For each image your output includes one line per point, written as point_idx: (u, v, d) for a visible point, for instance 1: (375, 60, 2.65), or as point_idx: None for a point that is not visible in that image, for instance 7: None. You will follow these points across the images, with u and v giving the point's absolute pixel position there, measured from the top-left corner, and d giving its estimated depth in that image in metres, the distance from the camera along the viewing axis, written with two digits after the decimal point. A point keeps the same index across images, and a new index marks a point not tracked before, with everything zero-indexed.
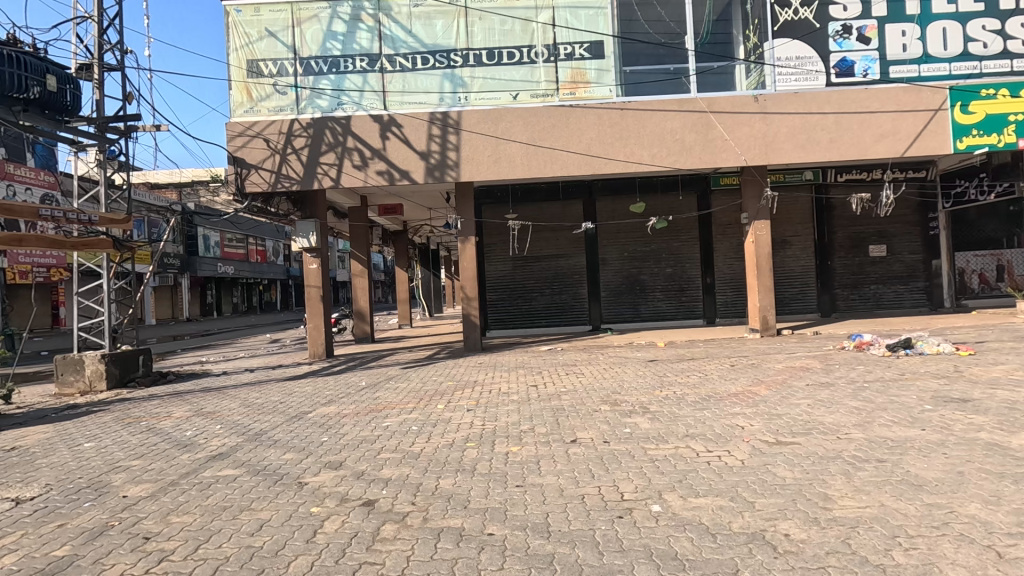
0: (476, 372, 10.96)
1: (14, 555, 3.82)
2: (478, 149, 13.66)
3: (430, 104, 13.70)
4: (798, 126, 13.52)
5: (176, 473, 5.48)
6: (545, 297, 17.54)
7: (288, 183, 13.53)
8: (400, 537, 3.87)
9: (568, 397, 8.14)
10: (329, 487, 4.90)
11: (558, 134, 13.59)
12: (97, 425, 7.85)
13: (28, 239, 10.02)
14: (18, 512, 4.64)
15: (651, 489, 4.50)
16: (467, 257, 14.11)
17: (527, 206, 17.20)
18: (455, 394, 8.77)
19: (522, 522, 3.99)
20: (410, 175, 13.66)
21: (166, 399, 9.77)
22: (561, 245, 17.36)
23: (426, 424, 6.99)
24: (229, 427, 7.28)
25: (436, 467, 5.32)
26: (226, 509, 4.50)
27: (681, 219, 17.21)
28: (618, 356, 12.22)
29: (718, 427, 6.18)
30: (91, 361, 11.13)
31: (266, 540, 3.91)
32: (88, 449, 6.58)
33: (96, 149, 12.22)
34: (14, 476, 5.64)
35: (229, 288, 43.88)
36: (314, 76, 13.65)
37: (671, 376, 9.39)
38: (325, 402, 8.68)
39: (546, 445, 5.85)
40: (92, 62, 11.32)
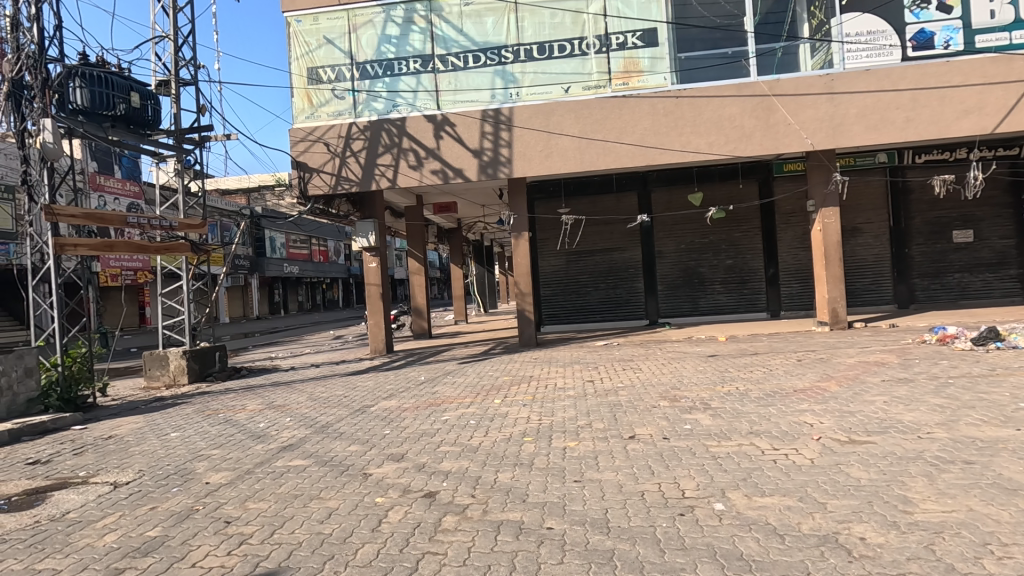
0: (532, 367, 10.99)
1: (114, 534, 4.18)
2: (530, 144, 13.66)
3: (481, 102, 13.81)
4: (869, 106, 12.72)
5: (251, 462, 5.82)
6: (600, 291, 17.37)
7: (348, 185, 14.00)
8: (461, 529, 3.95)
9: (625, 392, 8.03)
10: (392, 479, 5.06)
11: (612, 126, 13.39)
12: (181, 417, 8.44)
13: (118, 245, 10.82)
14: (114, 495, 5.07)
15: (714, 487, 4.38)
16: (520, 252, 14.17)
17: (580, 199, 17.07)
18: (511, 389, 8.84)
19: (581, 517, 3.99)
20: (464, 173, 13.84)
21: (241, 393, 10.38)
22: (616, 238, 17.11)
23: (484, 418, 7.09)
24: (298, 420, 7.66)
25: (495, 460, 5.40)
26: (297, 497, 4.75)
27: (742, 209, 16.55)
28: (677, 351, 11.94)
29: (785, 424, 5.93)
30: (174, 357, 11.96)
31: (335, 528, 4.09)
32: (174, 438, 7.10)
33: (175, 159, 13.07)
34: (111, 462, 6.17)
35: (294, 287, 46.07)
36: (370, 80, 14.05)
37: (733, 372, 9.06)
38: (386, 396, 8.98)
39: (603, 440, 5.81)
40: (170, 79, 12.11)
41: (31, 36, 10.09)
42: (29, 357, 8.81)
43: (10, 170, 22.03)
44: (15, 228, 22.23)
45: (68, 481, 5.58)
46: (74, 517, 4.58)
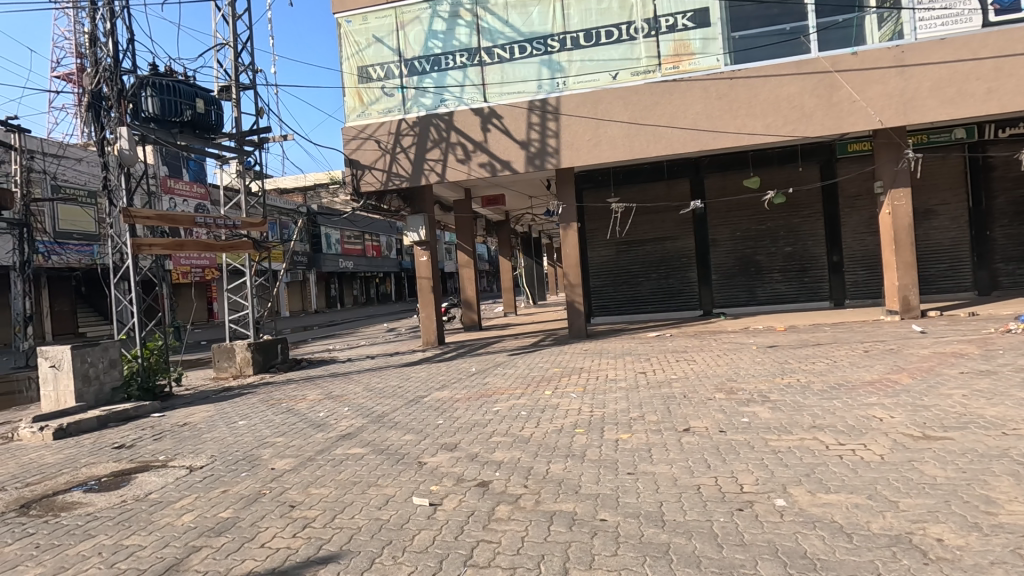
0: (583, 358, 10.92)
1: (190, 515, 4.47)
2: (578, 134, 13.50)
3: (528, 93, 13.75)
4: (944, 78, 11.84)
5: (313, 450, 6.08)
6: (651, 282, 17.05)
7: (398, 181, 14.33)
8: (514, 518, 3.99)
9: (679, 384, 7.86)
10: (446, 468, 5.16)
11: (662, 111, 13.04)
12: (247, 406, 8.93)
13: (187, 243, 11.46)
14: (190, 478, 5.42)
15: (774, 482, 4.23)
16: (569, 243, 14.06)
17: (629, 188, 16.74)
18: (562, 381, 8.80)
19: (635, 510, 3.95)
20: (511, 165, 13.84)
21: (302, 383, 10.86)
22: (667, 227, 16.72)
23: (535, 410, 7.11)
24: (355, 410, 7.93)
25: (546, 451, 5.41)
26: (356, 484, 4.92)
27: (802, 192, 15.79)
28: (733, 341, 11.56)
29: (851, 418, 5.64)
30: (241, 349, 12.62)
31: (392, 514, 4.21)
32: (242, 426, 7.51)
33: (237, 161, 13.70)
34: (186, 447, 6.60)
35: (349, 281, 47.59)
36: (418, 76, 14.24)
37: (794, 363, 8.71)
38: (439, 387, 9.17)
39: (657, 433, 5.70)
40: (231, 84, 12.68)
41: (107, 50, 10.81)
42: (112, 349, 9.50)
43: (92, 176, 23.77)
44: (97, 230, 23.98)
45: (149, 464, 6.02)
46: (156, 497, 4.93)
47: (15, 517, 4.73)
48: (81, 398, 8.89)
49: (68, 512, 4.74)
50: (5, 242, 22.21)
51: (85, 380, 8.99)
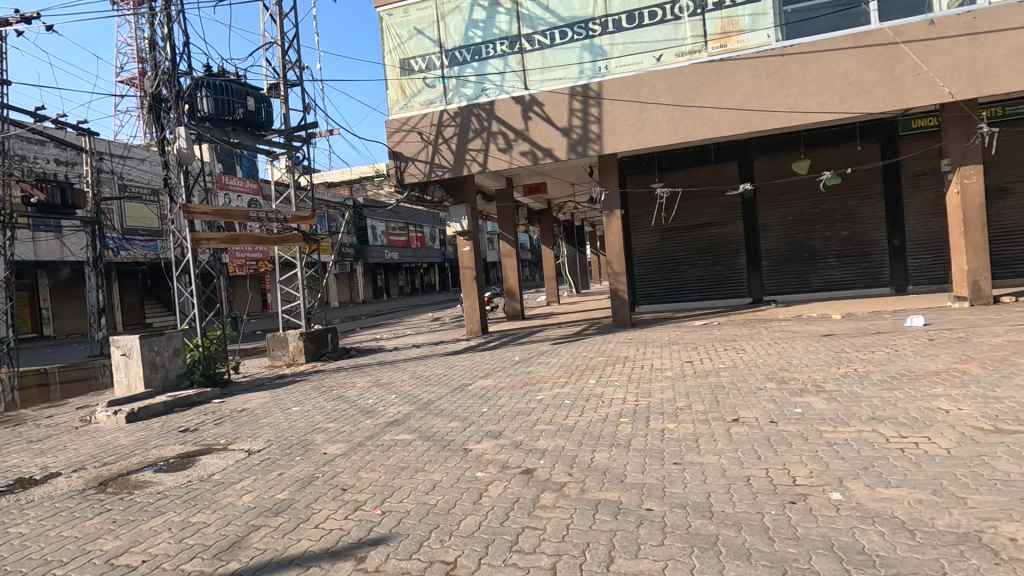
0: (628, 347, 10.77)
1: (249, 496, 4.70)
2: (621, 119, 13.23)
3: (569, 79, 13.57)
4: (1022, 44, 10.95)
5: (362, 436, 6.28)
6: (698, 269, 16.63)
7: (440, 172, 14.46)
8: (559, 505, 4.00)
9: (728, 373, 7.68)
10: (491, 455, 5.23)
11: (709, 92, 12.60)
12: (300, 392, 9.30)
13: (242, 237, 11.92)
14: (249, 460, 5.70)
15: (829, 475, 4.08)
16: (613, 231, 13.87)
17: (674, 173, 16.32)
18: (606, 370, 8.74)
19: (682, 500, 3.89)
20: (553, 153, 13.71)
21: (351, 371, 11.19)
22: (714, 212, 16.24)
23: (578, 399, 7.10)
24: (402, 397, 8.13)
25: (590, 440, 5.39)
26: (404, 469, 5.06)
27: (860, 172, 14.99)
28: (786, 330, 11.13)
29: (913, 410, 5.36)
30: (293, 338, 13.10)
31: (439, 499, 4.31)
32: (296, 412, 7.82)
33: (286, 157, 14.13)
34: (244, 431, 6.93)
35: (395, 272, 48.58)
36: (459, 66, 14.28)
37: (851, 352, 8.33)
38: (483, 375, 9.29)
39: (704, 423, 5.59)
40: (279, 82, 13.06)
41: (165, 54, 11.33)
42: (176, 339, 10.05)
43: (155, 175, 25.11)
44: (160, 226, 25.33)
45: (211, 447, 6.36)
46: (218, 478, 5.21)
47: (94, 493, 5.11)
48: (150, 384, 9.46)
49: (141, 490, 5.08)
50: (79, 239, 23.80)
51: (152, 367, 9.56)
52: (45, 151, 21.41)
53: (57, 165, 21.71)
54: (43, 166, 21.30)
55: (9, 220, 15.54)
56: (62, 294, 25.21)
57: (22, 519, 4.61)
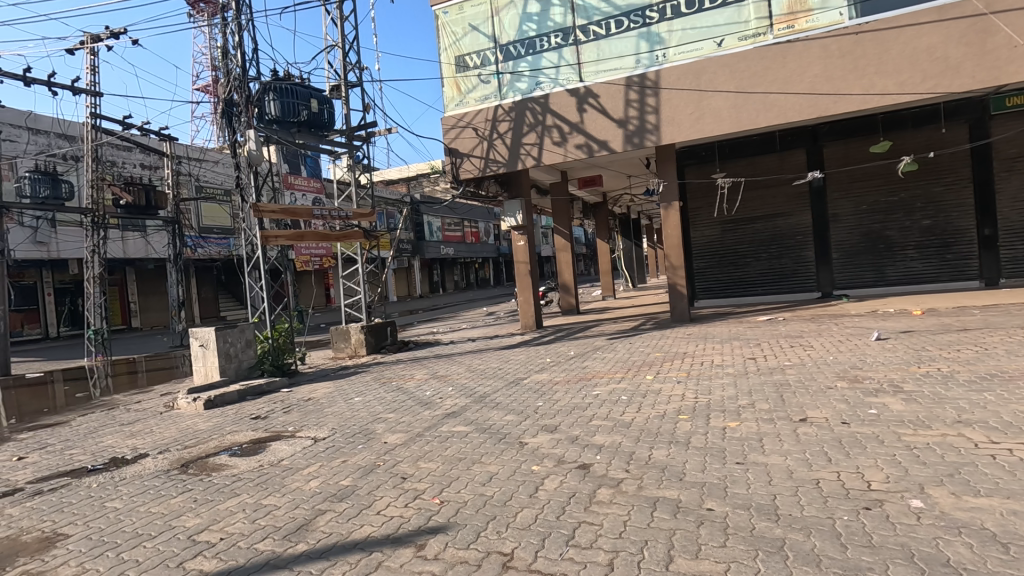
0: (686, 343, 10.49)
1: (316, 481, 4.92)
2: (679, 107, 12.84)
3: (626, 68, 13.29)
4: None
5: (421, 426, 6.43)
6: (761, 262, 15.97)
7: (495, 167, 14.55)
8: (616, 501, 3.96)
9: (794, 371, 7.33)
10: (547, 449, 5.23)
11: (775, 77, 12.01)
12: (362, 383, 9.64)
13: (307, 234, 12.44)
14: (315, 447, 5.97)
15: (909, 481, 3.82)
16: (670, 223, 13.53)
17: (736, 162, 15.71)
18: (664, 365, 8.55)
19: (745, 501, 3.76)
20: (608, 145, 13.48)
21: (409, 363, 11.48)
22: (779, 203, 15.53)
23: (636, 394, 6.98)
24: (458, 389, 8.29)
25: (648, 437, 5.29)
26: (461, 460, 5.14)
27: (944, 157, 13.89)
28: (859, 326, 10.51)
29: (1006, 414, 4.94)
30: (355, 331, 13.58)
31: (496, 491, 4.36)
32: (357, 402, 8.13)
33: (347, 156, 14.63)
34: (310, 420, 7.25)
35: (450, 267, 49.39)
36: (513, 61, 14.26)
37: (933, 351, 7.75)
38: (539, 369, 9.31)
39: (769, 423, 5.36)
40: (341, 83, 13.49)
41: (237, 61, 11.95)
42: (248, 331, 10.62)
43: (228, 176, 26.63)
44: (233, 225, 26.85)
45: (280, 434, 6.69)
46: (287, 463, 5.49)
47: (177, 473, 5.50)
48: (224, 373, 10.06)
49: (218, 472, 5.42)
50: (162, 238, 25.60)
51: (226, 358, 10.16)
52: (132, 157, 23.19)
53: (142, 169, 23.43)
54: (130, 170, 23.03)
55: (103, 221, 16.92)
56: (148, 289, 27.23)
57: (116, 495, 5.02)
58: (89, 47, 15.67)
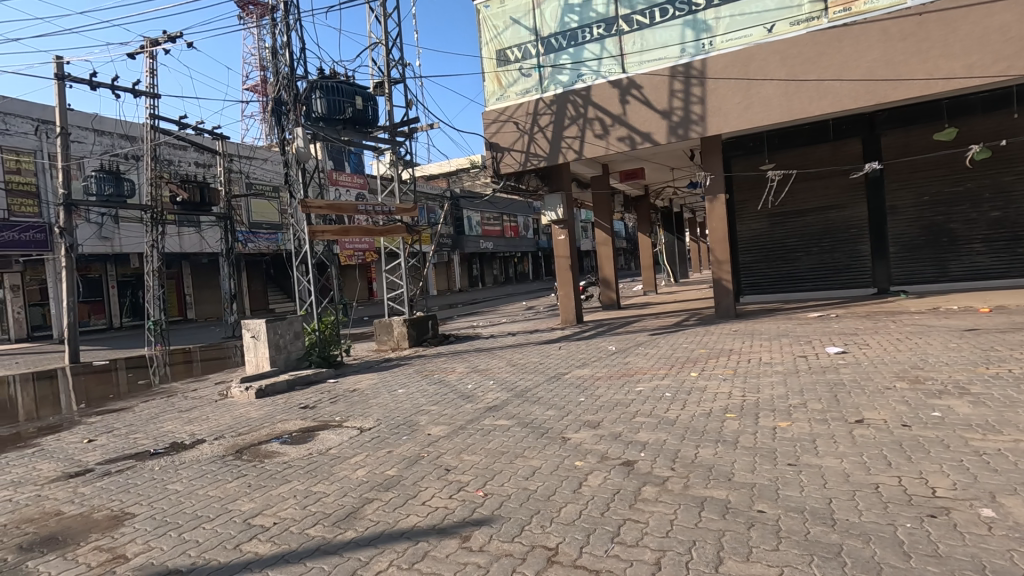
0: (732, 339, 10.21)
1: (363, 470, 5.04)
2: (726, 97, 12.47)
3: (670, 58, 12.97)
4: None
5: (463, 419, 6.50)
6: (812, 257, 15.37)
7: (536, 161, 14.51)
8: (662, 500, 3.90)
9: (848, 370, 7.02)
10: (590, 445, 5.20)
11: (829, 62, 11.49)
12: (405, 375, 9.82)
13: (351, 229, 12.72)
14: (361, 437, 6.12)
15: (978, 489, 3.60)
16: (716, 217, 13.18)
17: (786, 152, 15.16)
18: (709, 362, 8.36)
19: (798, 504, 3.63)
20: (652, 137, 13.22)
21: (450, 357, 11.60)
22: (832, 194, 14.90)
23: (680, 391, 6.85)
24: (500, 383, 8.34)
25: (694, 435, 5.18)
26: (504, 454, 5.17)
27: (1016, 144, 12.99)
28: (919, 324, 9.98)
29: None
30: (397, 324, 13.84)
31: (539, 485, 4.36)
32: (401, 393, 8.29)
33: (391, 152, 14.86)
34: (356, 410, 7.44)
35: (489, 261, 49.65)
36: (555, 53, 14.14)
37: (1003, 351, 7.28)
38: (580, 364, 9.26)
39: (822, 423, 5.16)
40: (384, 80, 13.69)
41: (285, 61, 12.29)
42: (296, 323, 10.94)
43: (276, 173, 27.52)
44: (281, 220, 27.77)
45: (328, 423, 6.89)
46: (335, 452, 5.65)
47: (233, 459, 5.75)
48: (274, 363, 10.42)
49: (271, 458, 5.63)
50: (215, 233, 26.71)
51: (276, 349, 10.52)
52: (188, 156, 24.22)
53: (197, 167, 24.47)
54: (186, 168, 24.08)
55: (161, 218, 17.77)
56: (202, 282, 28.48)
57: (178, 478, 5.29)
58: (148, 52, 16.43)
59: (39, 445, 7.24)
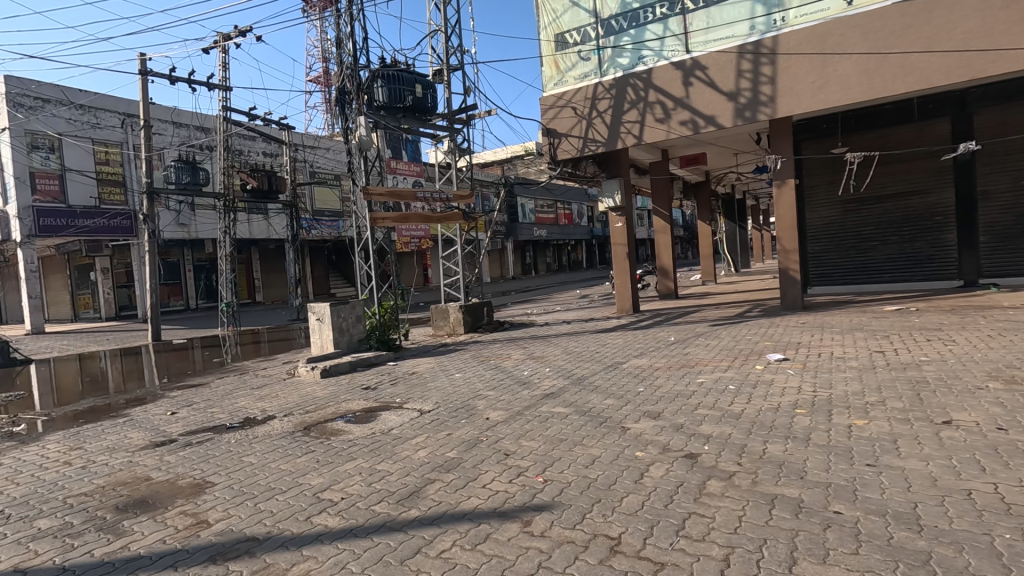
0: (800, 332, 9.75)
1: (424, 451, 5.15)
2: (800, 75, 11.78)
3: (738, 36, 12.37)
4: None
5: (520, 405, 6.53)
6: (889, 247, 14.40)
7: (594, 146, 14.27)
8: (728, 495, 3.77)
9: (933, 368, 6.54)
10: (651, 435, 5.09)
11: (917, 35, 10.62)
12: (461, 361, 9.95)
13: (410, 216, 12.97)
14: (421, 419, 6.26)
15: None
16: (784, 203, 12.55)
17: (864, 135, 14.25)
18: (775, 355, 8.00)
19: (879, 507, 3.41)
20: (716, 120, 12.70)
21: (505, 343, 11.66)
22: (915, 179, 13.90)
23: (745, 384, 6.61)
24: (556, 370, 8.32)
25: (761, 430, 4.97)
26: (563, 441, 5.14)
27: None
28: (1013, 320, 9.18)
29: None
30: (453, 310, 14.02)
31: (599, 474, 4.31)
32: (458, 378, 8.42)
33: (448, 140, 14.97)
34: (415, 393, 7.62)
35: (542, 249, 49.49)
36: (615, 35, 13.77)
37: None
38: (637, 354, 9.10)
39: (904, 423, 4.84)
40: (443, 68, 13.77)
41: (349, 51, 12.58)
42: (358, 307, 11.28)
43: (338, 162, 28.39)
44: (342, 208, 28.67)
45: (390, 404, 7.09)
46: (397, 432, 5.80)
47: (302, 435, 6.02)
48: (338, 345, 10.82)
49: (336, 436, 5.85)
50: (281, 220, 27.91)
51: (339, 331, 10.90)
52: (256, 145, 25.35)
53: (265, 156, 25.57)
54: (255, 158, 25.23)
55: (233, 205, 18.70)
56: (269, 267, 29.88)
57: (252, 451, 5.59)
58: (221, 46, 17.23)
59: (128, 415, 7.82)
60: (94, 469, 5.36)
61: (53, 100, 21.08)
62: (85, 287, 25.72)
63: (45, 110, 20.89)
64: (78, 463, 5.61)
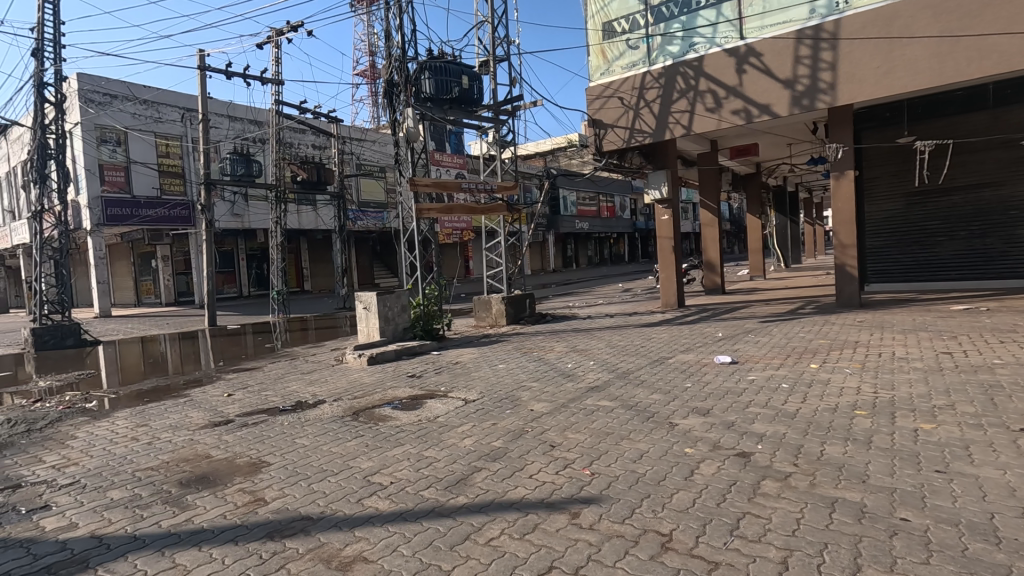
0: (857, 331, 9.32)
1: (470, 439, 5.19)
2: (862, 61, 11.18)
3: (797, 21, 11.83)
4: None
5: (565, 397, 6.50)
6: (957, 242, 13.61)
7: (641, 137, 14.01)
8: (785, 496, 3.64)
9: (1008, 371, 6.13)
10: (700, 432, 4.97)
11: (996, 15, 9.90)
12: (505, 352, 9.98)
13: (455, 207, 13.08)
14: (466, 407, 6.32)
15: None
16: (842, 195, 11.98)
17: (932, 122, 13.42)
18: (831, 354, 7.67)
19: (951, 516, 3.22)
20: (771, 109, 12.22)
21: (548, 335, 11.64)
22: (988, 170, 13.05)
23: (799, 382, 6.38)
24: (600, 364, 8.24)
25: (819, 430, 4.77)
26: (609, 435, 5.09)
27: None
28: None
29: None
30: (496, 302, 14.07)
31: (648, 469, 4.24)
32: (501, 368, 8.45)
33: (493, 132, 14.97)
34: (459, 382, 7.70)
35: (583, 242, 49.10)
36: (665, 22, 13.40)
37: None
38: (683, 349, 8.91)
39: (977, 429, 4.54)
40: (489, 59, 13.75)
41: (398, 44, 12.74)
42: (403, 297, 11.46)
43: (384, 154, 28.90)
44: (386, 199, 29.18)
45: (435, 393, 7.18)
46: (442, 420, 5.87)
47: (352, 419, 6.18)
48: (383, 334, 11.04)
49: (384, 422, 5.97)
50: (329, 211, 28.65)
51: (385, 320, 11.11)
52: (306, 138, 26.07)
53: (314, 149, 26.27)
54: (304, 150, 25.98)
55: (284, 196, 19.29)
56: (316, 257, 30.77)
57: (304, 433, 5.78)
58: (274, 41, 17.76)
59: (188, 396, 8.21)
60: (159, 445, 5.65)
61: (120, 96, 22.30)
62: (147, 274, 27.13)
63: (113, 105, 22.18)
64: (144, 439, 5.93)
